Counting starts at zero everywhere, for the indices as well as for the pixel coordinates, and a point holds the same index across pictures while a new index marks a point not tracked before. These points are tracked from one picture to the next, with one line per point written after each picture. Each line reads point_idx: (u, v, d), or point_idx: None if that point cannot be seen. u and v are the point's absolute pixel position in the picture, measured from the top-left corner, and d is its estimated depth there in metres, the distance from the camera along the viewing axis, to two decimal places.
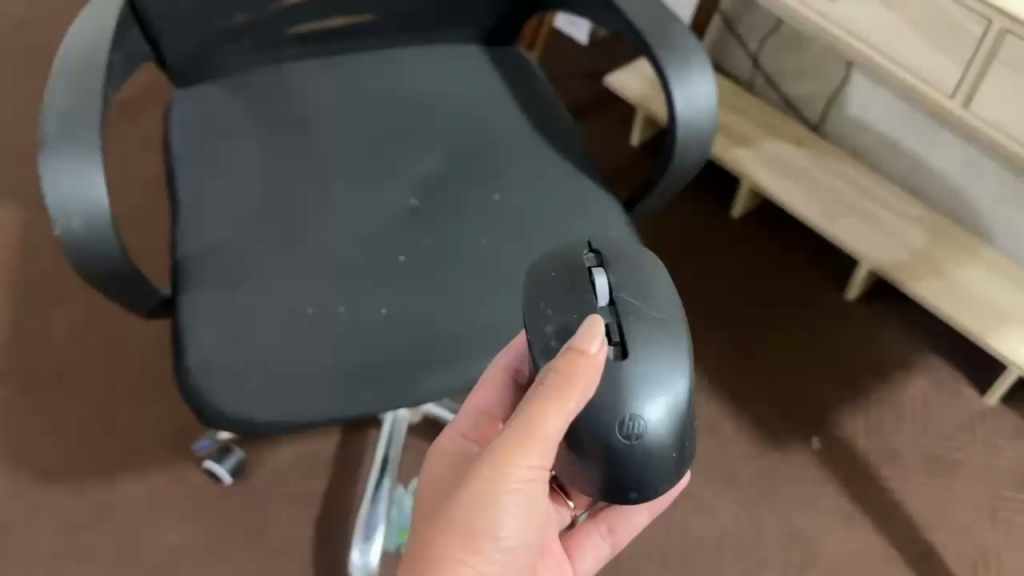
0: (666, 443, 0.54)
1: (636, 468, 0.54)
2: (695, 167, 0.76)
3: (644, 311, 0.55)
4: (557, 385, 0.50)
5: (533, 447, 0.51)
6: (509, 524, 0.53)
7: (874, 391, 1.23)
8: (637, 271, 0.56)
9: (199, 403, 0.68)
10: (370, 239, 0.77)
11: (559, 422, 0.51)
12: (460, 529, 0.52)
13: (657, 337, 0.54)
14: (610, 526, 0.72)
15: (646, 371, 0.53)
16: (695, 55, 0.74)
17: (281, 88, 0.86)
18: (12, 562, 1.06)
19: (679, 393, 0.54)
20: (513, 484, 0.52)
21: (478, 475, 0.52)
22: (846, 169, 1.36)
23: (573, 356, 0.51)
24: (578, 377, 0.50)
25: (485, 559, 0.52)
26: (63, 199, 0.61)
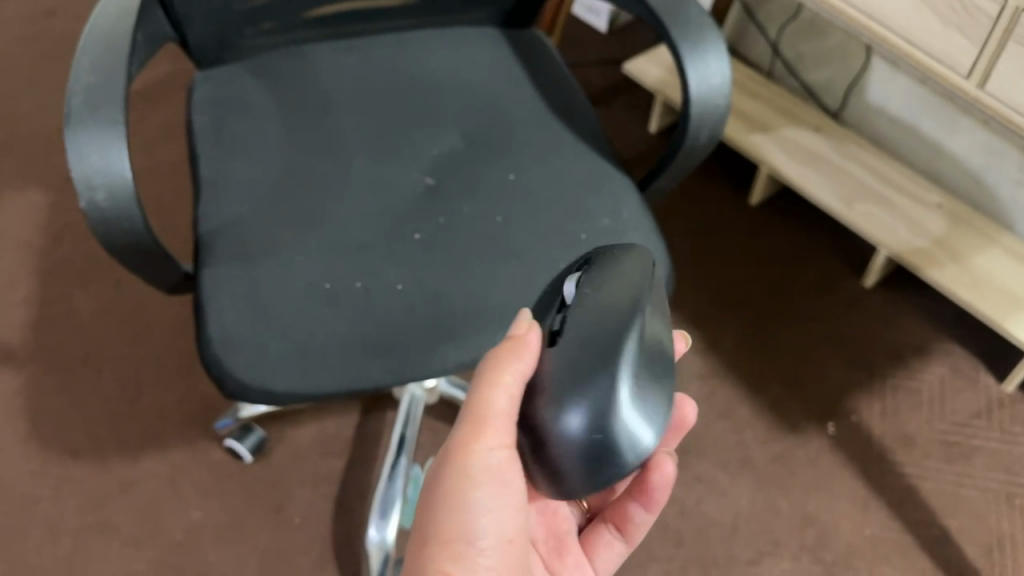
0: (601, 425, 0.52)
1: (572, 451, 0.53)
2: (707, 148, 0.76)
3: (591, 297, 0.55)
4: (493, 367, 0.54)
5: (485, 435, 0.55)
6: (484, 520, 0.57)
7: (891, 377, 1.23)
8: (605, 266, 0.57)
9: (220, 376, 0.69)
10: (387, 217, 0.78)
11: (504, 405, 0.54)
12: (437, 529, 0.56)
13: (591, 319, 0.54)
14: (617, 526, 0.72)
15: (571, 352, 0.53)
16: (710, 37, 0.75)
17: (301, 69, 0.88)
18: (37, 536, 1.08)
19: (607, 371, 0.52)
20: (477, 475, 0.56)
21: (445, 473, 0.56)
22: (864, 156, 1.36)
23: (507, 344, 0.55)
24: (511, 359, 0.54)
25: (467, 558, 0.56)
26: (87, 173, 0.63)
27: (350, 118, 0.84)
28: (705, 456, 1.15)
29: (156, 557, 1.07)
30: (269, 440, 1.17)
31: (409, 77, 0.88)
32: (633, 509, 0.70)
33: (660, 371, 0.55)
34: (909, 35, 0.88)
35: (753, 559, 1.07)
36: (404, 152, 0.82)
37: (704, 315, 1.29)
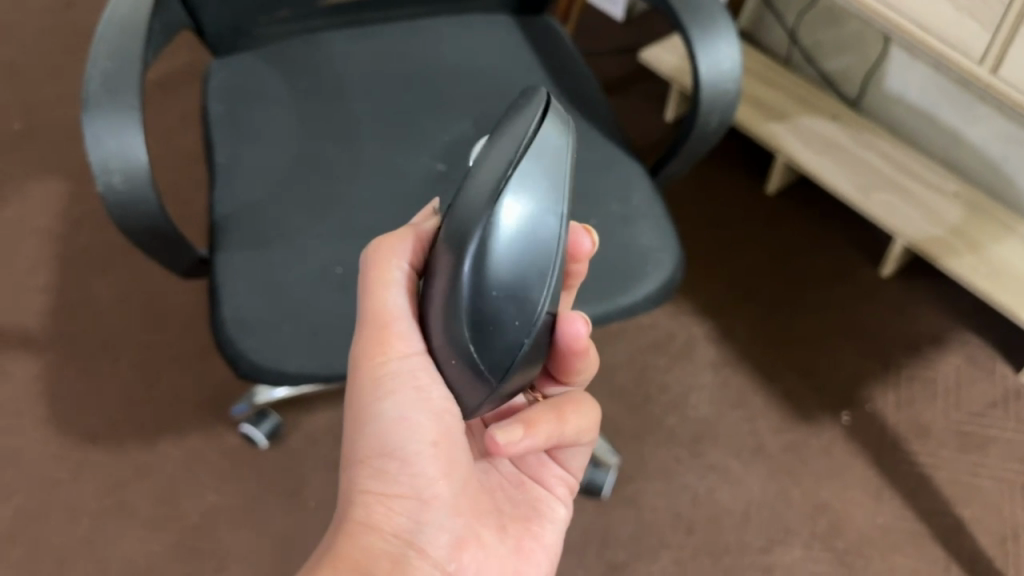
0: (456, 344, 0.51)
1: (447, 362, 0.52)
2: (718, 133, 0.76)
3: (469, 181, 0.49)
4: (370, 271, 0.54)
5: (382, 335, 0.54)
6: (402, 428, 0.54)
7: (906, 366, 1.23)
8: (505, 133, 0.49)
9: (234, 356, 0.70)
10: (401, 203, 0.78)
11: (395, 298, 0.54)
12: (357, 441, 0.55)
13: (452, 216, 0.49)
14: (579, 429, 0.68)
15: (435, 255, 0.51)
16: (721, 22, 0.75)
17: (315, 56, 0.88)
18: (56, 518, 1.10)
19: (452, 281, 0.49)
20: (386, 378, 0.54)
21: (357, 382, 0.56)
22: (880, 144, 1.35)
23: (391, 237, 0.55)
24: (397, 249, 0.54)
25: (391, 471, 0.55)
26: (104, 157, 0.64)
27: (362, 104, 0.85)
28: (717, 444, 1.15)
29: (174, 540, 1.09)
30: (285, 425, 1.18)
31: (420, 62, 0.89)
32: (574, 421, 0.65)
33: (524, 284, 0.49)
34: (921, 19, 0.87)
35: (764, 547, 1.08)
36: (415, 138, 0.83)
37: (717, 303, 1.28)
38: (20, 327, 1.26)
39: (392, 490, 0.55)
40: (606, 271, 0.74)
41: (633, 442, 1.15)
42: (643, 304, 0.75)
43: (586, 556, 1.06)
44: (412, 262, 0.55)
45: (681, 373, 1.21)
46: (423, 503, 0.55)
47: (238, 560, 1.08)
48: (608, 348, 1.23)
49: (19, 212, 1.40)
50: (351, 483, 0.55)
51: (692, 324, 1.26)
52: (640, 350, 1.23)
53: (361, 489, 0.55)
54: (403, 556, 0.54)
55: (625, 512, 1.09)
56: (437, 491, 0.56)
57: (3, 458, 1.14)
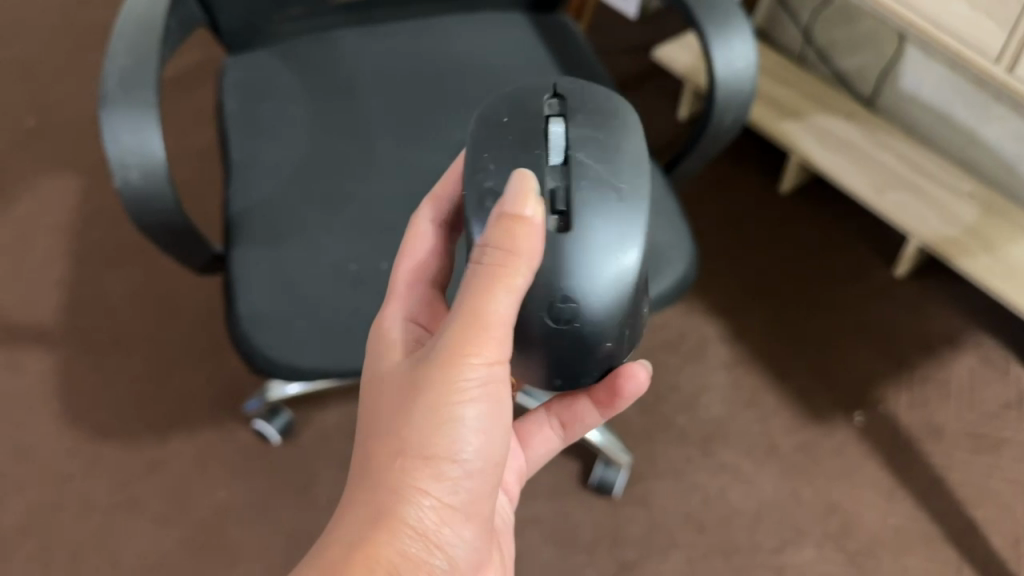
0: (609, 336, 0.53)
1: (585, 355, 0.54)
2: (733, 131, 0.76)
3: (601, 176, 0.54)
4: (496, 263, 0.49)
5: (487, 340, 0.49)
6: (474, 439, 0.51)
7: (920, 367, 1.22)
8: (597, 134, 0.55)
9: (249, 352, 0.70)
10: (415, 200, 0.78)
11: (506, 303, 0.49)
12: (417, 439, 0.49)
13: (605, 206, 0.53)
14: (562, 421, 0.71)
15: (592, 247, 0.52)
16: (736, 20, 0.75)
17: (330, 53, 0.88)
18: (69, 512, 1.10)
19: (625, 274, 0.52)
20: (475, 385, 0.50)
21: (431, 377, 0.50)
22: (895, 144, 1.35)
23: (508, 225, 0.49)
24: (520, 244, 0.49)
25: (449, 482, 0.50)
26: (121, 151, 0.64)
27: (377, 102, 0.85)
28: (729, 443, 1.15)
29: (185, 535, 1.10)
30: (297, 421, 1.18)
31: (434, 60, 0.89)
32: (582, 406, 0.69)
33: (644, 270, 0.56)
34: (938, 17, 0.86)
35: (776, 547, 1.07)
36: (430, 135, 0.83)
37: (730, 302, 1.28)
38: (33, 323, 1.27)
39: (444, 500, 0.50)
40: None
41: (644, 441, 1.15)
42: (657, 301, 0.74)
43: (597, 554, 1.06)
44: (533, 262, 0.50)
45: (693, 372, 1.21)
46: (465, 515, 0.51)
47: (250, 555, 1.08)
48: None
49: (32, 208, 1.40)
50: (396, 482, 0.49)
51: (704, 323, 1.26)
52: (651, 349, 1.23)
53: (413, 493, 0.49)
54: (434, 567, 0.50)
55: (636, 511, 1.09)
56: (482, 506, 0.53)
57: (16, 452, 1.15)
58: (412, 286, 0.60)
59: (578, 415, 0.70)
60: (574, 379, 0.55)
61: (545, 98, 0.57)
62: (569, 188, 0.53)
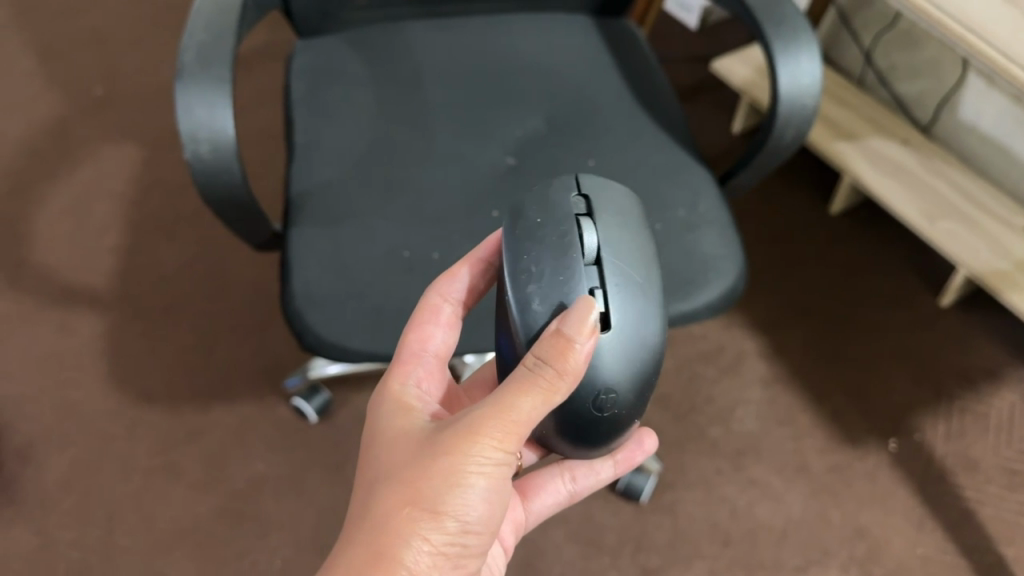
0: (634, 413, 0.57)
1: (614, 432, 0.58)
2: (790, 147, 0.76)
3: (632, 279, 0.55)
4: (539, 369, 0.50)
5: (513, 431, 0.50)
6: (480, 507, 0.52)
7: (959, 399, 1.21)
8: (624, 233, 0.56)
9: (299, 329, 0.72)
10: (468, 193, 0.80)
11: (537, 407, 0.50)
12: (429, 498, 0.50)
13: (641, 300, 0.55)
14: (573, 476, 0.72)
15: (633, 344, 0.54)
16: (804, 36, 0.74)
17: (397, 45, 0.91)
18: (109, 471, 1.14)
19: (654, 364, 0.57)
20: (493, 463, 0.51)
21: (454, 445, 0.51)
22: (950, 173, 1.34)
23: (561, 344, 0.49)
24: (565, 362, 0.50)
25: (448, 537, 0.51)
26: (193, 125, 0.65)
27: (439, 95, 0.87)
28: (760, 459, 1.15)
29: (218, 502, 1.12)
30: (334, 402, 1.21)
31: (496, 59, 0.90)
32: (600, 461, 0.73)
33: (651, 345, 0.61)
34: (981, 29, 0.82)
35: (800, 566, 1.07)
36: (487, 132, 0.84)
37: (771, 320, 1.28)
38: (88, 287, 1.31)
39: (441, 551, 0.51)
40: (666, 276, 0.74)
41: (675, 450, 1.15)
42: (704, 311, 0.74)
43: (621, 558, 1.06)
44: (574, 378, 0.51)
45: (728, 386, 1.21)
46: (454, 567, 0.53)
47: (279, 529, 1.10)
48: None
49: (96, 175, 1.45)
50: (402, 529, 0.50)
51: (743, 338, 1.26)
52: (689, 360, 1.23)
53: (416, 543, 0.50)
54: None
55: (662, 519, 1.09)
56: (469, 560, 0.54)
57: (62, 410, 1.19)
58: (418, 356, 0.61)
59: (593, 471, 0.73)
60: (601, 449, 0.60)
61: (572, 197, 0.57)
62: (609, 292, 0.54)
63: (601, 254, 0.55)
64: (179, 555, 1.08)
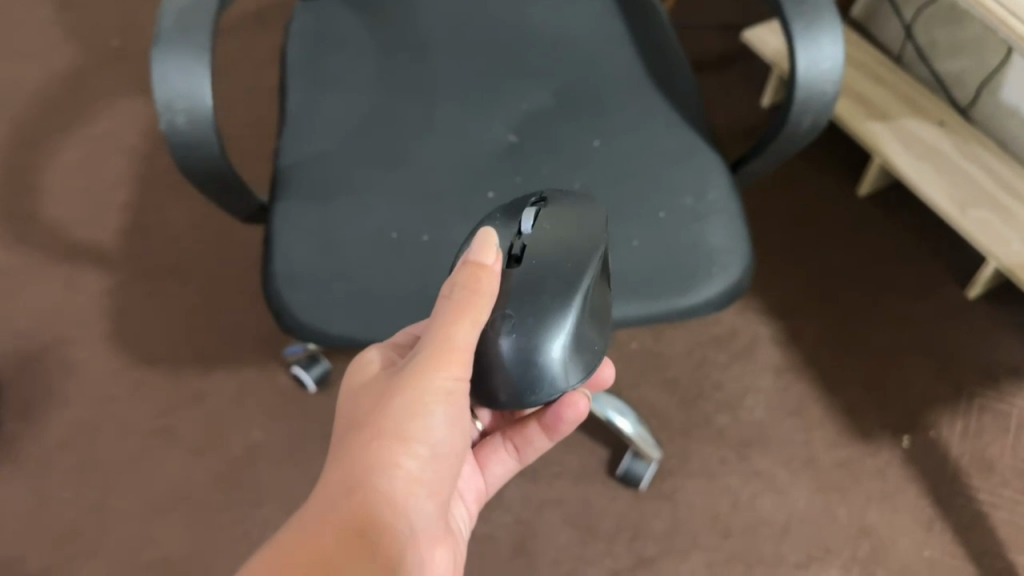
0: (530, 347, 0.54)
1: (519, 368, 0.55)
2: (808, 135, 0.70)
3: (550, 233, 0.57)
4: (462, 302, 0.53)
5: (452, 360, 0.53)
6: (438, 434, 0.55)
7: (978, 396, 1.16)
8: (565, 213, 0.58)
9: (281, 311, 0.69)
10: (465, 170, 0.76)
11: (468, 334, 0.53)
12: (387, 437, 0.53)
13: (558, 250, 0.56)
14: (515, 446, 0.72)
15: (534, 275, 0.55)
16: (827, 15, 0.67)
17: (403, 10, 0.87)
18: (107, 431, 1.13)
19: (566, 297, 0.55)
20: (439, 397, 0.54)
21: (404, 384, 0.54)
22: (985, 158, 1.28)
23: (471, 272, 0.53)
24: (481, 289, 0.53)
25: (415, 468, 0.55)
26: (169, 93, 0.62)
27: (443, 65, 0.83)
28: (767, 450, 1.11)
29: (213, 468, 1.11)
30: (335, 372, 1.19)
31: (505, 26, 0.86)
32: (531, 430, 0.71)
33: (599, 321, 0.59)
34: None
35: (800, 563, 1.04)
36: (491, 106, 0.81)
37: (786, 305, 1.24)
38: (95, 244, 1.30)
39: (410, 482, 0.54)
40: (667, 269, 0.70)
41: (679, 437, 1.12)
42: (705, 307, 0.70)
43: (616, 545, 1.04)
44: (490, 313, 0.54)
45: (739, 372, 1.18)
46: (427, 497, 0.55)
47: (273, 498, 1.09)
48: (667, 337, 1.20)
49: (109, 130, 1.44)
50: (368, 470, 0.52)
51: (758, 323, 1.22)
52: (700, 344, 1.20)
53: (386, 481, 0.53)
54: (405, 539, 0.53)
55: (660, 507, 1.07)
56: (441, 488, 0.57)
57: (64, 368, 1.18)
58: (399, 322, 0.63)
59: (528, 440, 0.71)
60: (517, 397, 0.56)
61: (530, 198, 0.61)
62: (525, 243, 0.56)
63: (530, 224, 0.57)
64: (171, 519, 1.07)
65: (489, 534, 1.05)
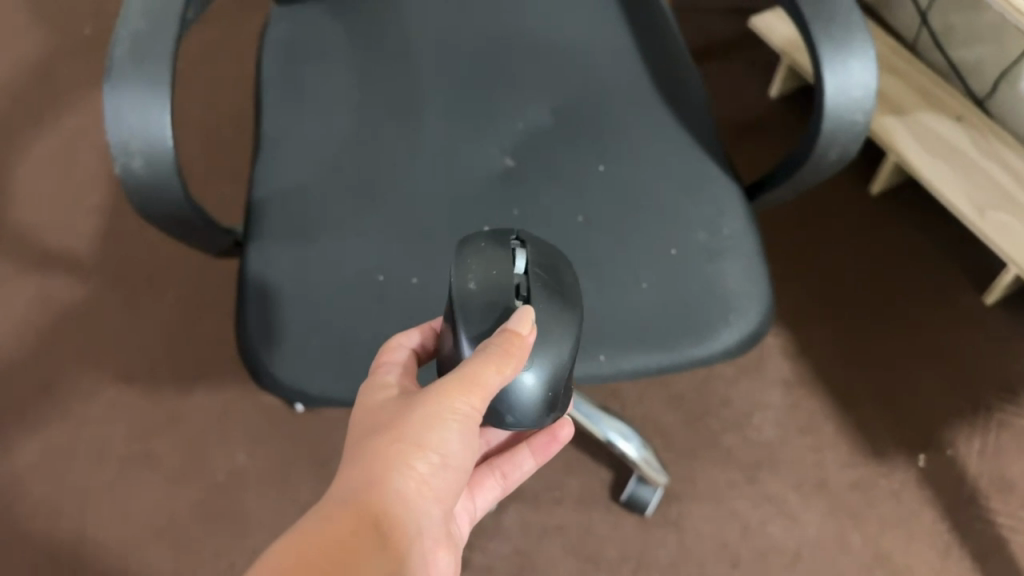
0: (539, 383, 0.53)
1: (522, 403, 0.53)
2: (835, 163, 0.64)
3: (551, 277, 0.54)
4: (500, 350, 0.49)
5: (477, 387, 0.50)
6: (450, 454, 0.51)
7: (997, 410, 1.11)
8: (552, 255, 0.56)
9: (257, 366, 0.63)
10: (457, 201, 0.69)
11: (496, 372, 0.50)
12: (399, 450, 0.50)
13: (560, 293, 0.54)
14: (502, 470, 0.70)
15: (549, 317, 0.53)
16: (858, 31, 0.60)
17: (387, 15, 0.80)
18: (84, 456, 1.08)
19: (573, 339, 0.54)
20: (457, 419, 0.51)
21: (426, 398, 0.51)
22: (1005, 155, 1.22)
23: (507, 333, 0.50)
24: (513, 350, 0.50)
25: (422, 484, 0.50)
26: (124, 135, 0.55)
27: (432, 76, 0.76)
28: (778, 472, 1.06)
29: (196, 495, 1.05)
30: None
31: (499, 32, 0.79)
32: (520, 451, 0.71)
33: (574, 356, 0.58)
34: None
35: None
36: (485, 125, 0.74)
37: (796, 313, 1.18)
38: (69, 252, 1.23)
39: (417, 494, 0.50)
40: (679, 315, 0.64)
41: (685, 458, 1.07)
42: (720, 357, 0.64)
43: None
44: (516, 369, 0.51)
45: (748, 387, 1.12)
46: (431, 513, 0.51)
47: (259, 528, 1.04)
48: None
49: (82, 126, 1.36)
50: (383, 472, 0.49)
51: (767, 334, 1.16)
52: None
53: (397, 489, 0.49)
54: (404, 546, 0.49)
55: (666, 535, 1.02)
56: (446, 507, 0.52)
57: (38, 387, 1.12)
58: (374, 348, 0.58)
59: (515, 463, 0.71)
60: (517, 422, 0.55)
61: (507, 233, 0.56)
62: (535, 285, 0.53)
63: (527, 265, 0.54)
64: (152, 551, 1.02)
65: (487, 565, 1.00)
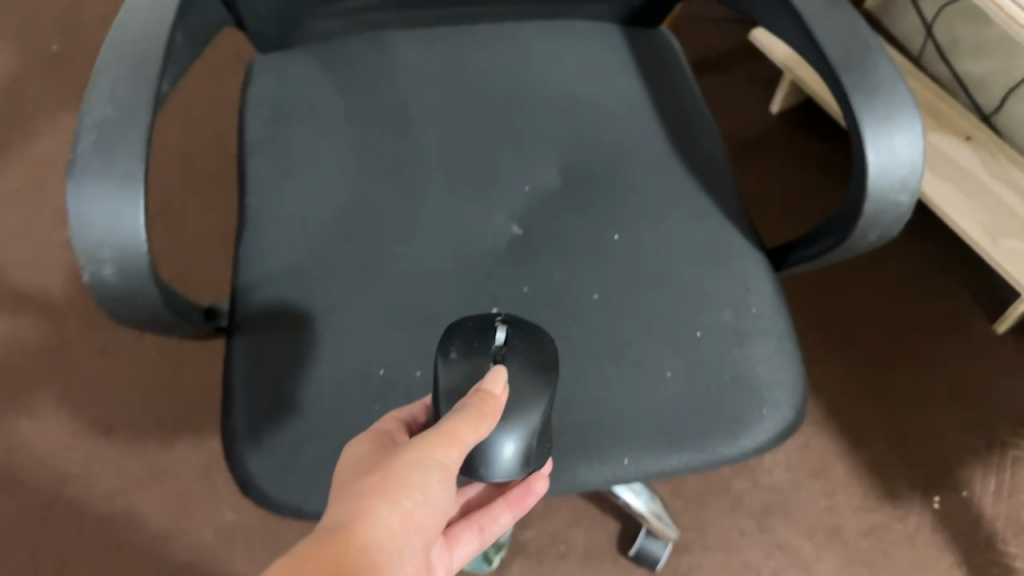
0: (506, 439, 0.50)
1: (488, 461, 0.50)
2: (874, 242, 0.59)
3: (531, 347, 0.53)
4: (476, 411, 0.48)
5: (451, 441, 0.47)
6: (423, 510, 0.47)
7: (1012, 447, 1.08)
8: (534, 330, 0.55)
9: (245, 478, 0.58)
10: (463, 279, 0.64)
11: (470, 431, 0.47)
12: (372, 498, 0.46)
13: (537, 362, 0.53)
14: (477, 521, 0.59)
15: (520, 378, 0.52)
16: (903, 106, 0.55)
17: (379, 65, 0.74)
18: (63, 517, 1.02)
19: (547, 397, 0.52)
20: (431, 472, 0.47)
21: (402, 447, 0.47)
22: (1015, 176, 1.18)
23: (481, 393, 0.49)
24: (488, 414, 0.48)
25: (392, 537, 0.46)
26: (93, 239, 0.49)
27: (430, 134, 0.71)
28: (790, 519, 1.02)
29: (183, 557, 1.00)
30: None
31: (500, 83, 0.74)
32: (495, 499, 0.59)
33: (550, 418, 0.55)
34: None
35: None
36: (489, 189, 0.68)
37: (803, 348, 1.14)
38: (41, 292, 1.17)
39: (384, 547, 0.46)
40: (707, 408, 0.59)
41: (694, 505, 1.03)
42: (751, 453, 0.59)
43: None
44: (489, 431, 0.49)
45: None
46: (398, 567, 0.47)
47: None
48: None
49: (52, 154, 1.29)
50: (361, 507, 0.46)
51: None
52: None
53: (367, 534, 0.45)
54: None
55: None
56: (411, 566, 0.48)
57: (12, 442, 1.06)
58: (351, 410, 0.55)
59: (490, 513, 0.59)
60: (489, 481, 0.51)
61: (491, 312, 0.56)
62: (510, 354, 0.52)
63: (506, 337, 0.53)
64: None
65: None
